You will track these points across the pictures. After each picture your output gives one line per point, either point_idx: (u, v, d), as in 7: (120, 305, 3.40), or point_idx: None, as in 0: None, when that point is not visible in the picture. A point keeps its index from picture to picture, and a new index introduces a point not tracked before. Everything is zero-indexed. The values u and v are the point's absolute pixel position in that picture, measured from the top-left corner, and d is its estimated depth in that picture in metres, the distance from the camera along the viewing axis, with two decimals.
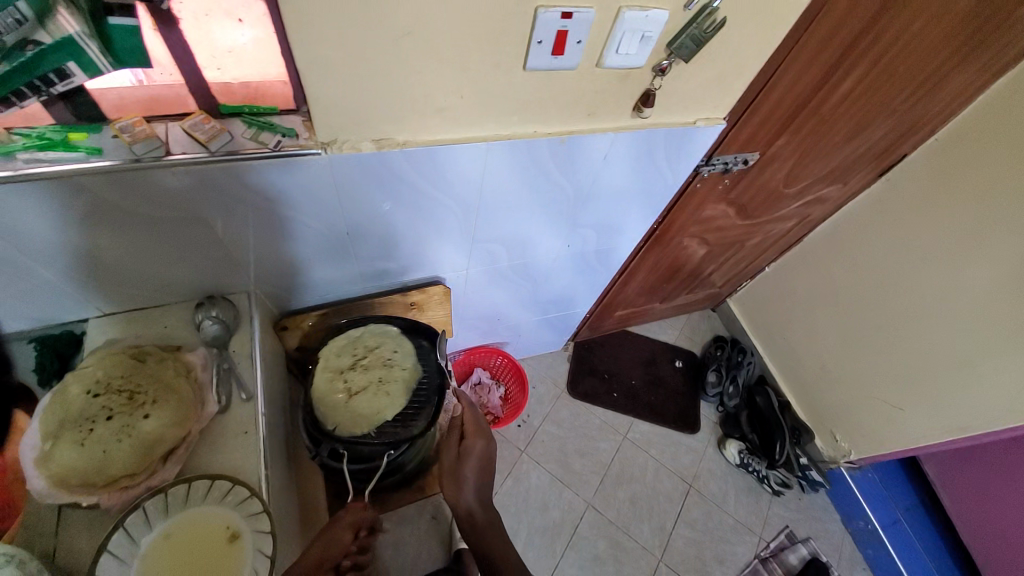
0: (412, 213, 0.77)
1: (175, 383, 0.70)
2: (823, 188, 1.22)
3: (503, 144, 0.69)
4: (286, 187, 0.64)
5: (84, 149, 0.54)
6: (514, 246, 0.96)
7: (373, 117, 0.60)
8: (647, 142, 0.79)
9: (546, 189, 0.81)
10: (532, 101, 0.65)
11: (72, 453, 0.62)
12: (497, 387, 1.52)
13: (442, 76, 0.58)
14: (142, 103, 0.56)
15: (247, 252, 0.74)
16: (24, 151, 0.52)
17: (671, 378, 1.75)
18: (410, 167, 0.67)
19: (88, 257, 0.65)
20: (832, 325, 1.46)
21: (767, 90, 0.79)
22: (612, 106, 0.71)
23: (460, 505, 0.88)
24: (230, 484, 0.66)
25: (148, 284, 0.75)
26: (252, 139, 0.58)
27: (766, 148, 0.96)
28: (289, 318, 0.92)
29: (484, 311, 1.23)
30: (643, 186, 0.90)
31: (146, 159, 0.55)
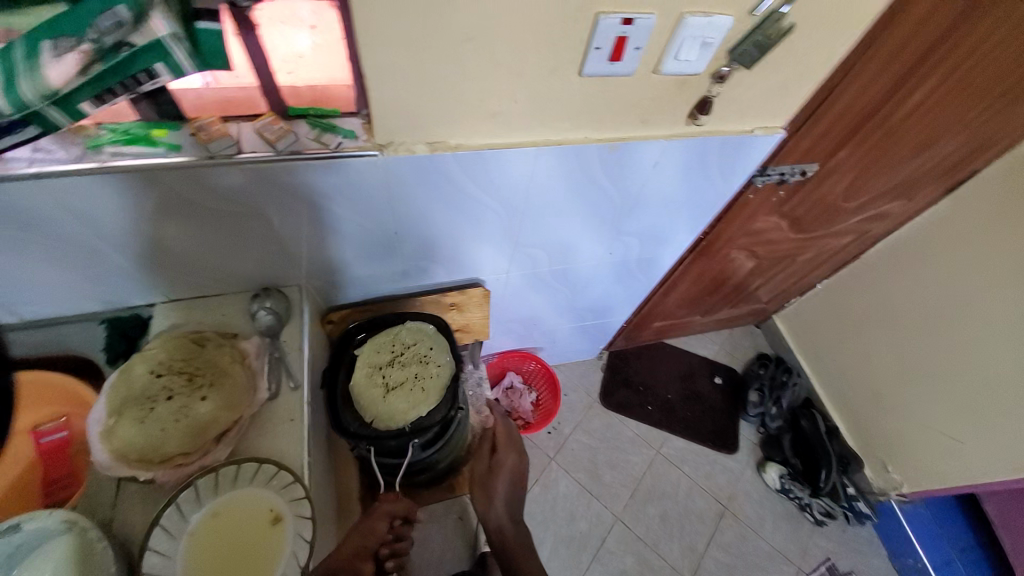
0: (458, 215, 0.78)
1: (230, 369, 0.74)
2: (886, 204, 1.15)
3: (554, 150, 0.69)
4: (343, 186, 0.67)
5: (164, 145, 0.58)
6: (556, 252, 0.95)
7: (428, 121, 0.62)
8: (699, 151, 0.77)
9: (593, 195, 0.81)
10: (586, 107, 0.65)
11: (134, 428, 0.66)
12: (529, 393, 1.50)
13: (498, 82, 0.58)
14: (219, 104, 0.60)
15: (301, 247, 0.78)
16: (111, 144, 0.57)
17: (709, 395, 1.69)
18: (460, 170, 0.68)
19: (159, 246, 0.70)
20: (889, 349, 1.37)
21: (833, 99, 0.76)
22: (667, 114, 0.70)
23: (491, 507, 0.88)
24: (276, 469, 0.69)
25: (210, 274, 0.79)
26: (315, 139, 0.61)
27: (826, 160, 0.91)
28: (335, 311, 0.95)
29: (522, 315, 1.23)
30: (693, 195, 0.88)
31: (219, 156, 0.59)
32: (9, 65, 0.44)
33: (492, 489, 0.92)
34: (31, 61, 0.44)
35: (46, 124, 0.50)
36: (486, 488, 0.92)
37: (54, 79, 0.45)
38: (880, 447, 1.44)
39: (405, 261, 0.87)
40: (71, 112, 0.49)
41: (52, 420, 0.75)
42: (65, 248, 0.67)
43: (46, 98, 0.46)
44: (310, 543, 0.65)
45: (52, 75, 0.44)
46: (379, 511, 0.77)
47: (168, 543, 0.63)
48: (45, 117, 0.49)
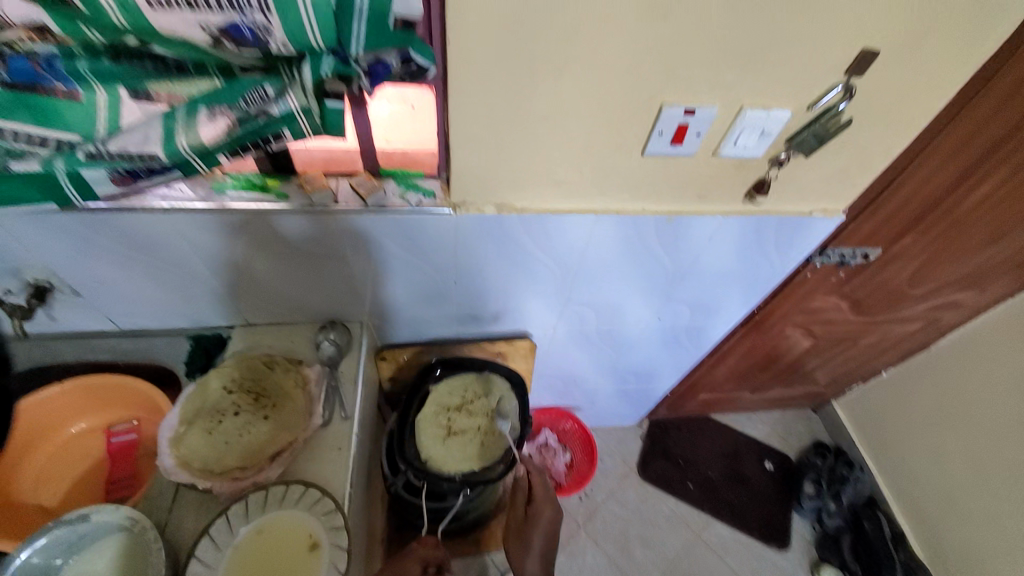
0: (515, 270, 0.83)
1: (291, 393, 0.81)
2: (957, 293, 1.09)
3: (612, 217, 0.73)
4: (416, 236, 0.74)
5: (275, 193, 0.68)
6: (605, 312, 0.97)
7: (499, 185, 0.68)
8: (755, 228, 0.79)
9: (645, 262, 0.83)
10: (644, 182, 0.70)
11: (202, 439, 0.73)
12: (563, 453, 1.46)
13: (565, 155, 0.65)
14: (323, 160, 0.70)
15: (369, 287, 0.85)
16: (232, 189, 0.68)
17: (758, 481, 1.57)
18: (522, 230, 0.74)
19: (249, 275, 0.80)
20: (967, 453, 1.24)
21: (896, 187, 0.76)
22: (723, 192, 0.73)
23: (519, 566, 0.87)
24: (320, 494, 0.72)
25: (287, 304, 0.88)
26: (399, 196, 0.69)
27: (890, 245, 0.90)
28: (388, 349, 1.01)
29: (564, 372, 1.24)
30: (747, 270, 0.89)
31: (318, 206, 0.68)
32: (171, 123, 0.54)
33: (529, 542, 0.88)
34: (189, 120, 0.54)
35: (188, 169, 0.59)
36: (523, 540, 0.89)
37: (205, 136, 0.55)
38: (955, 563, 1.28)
39: (460, 308, 0.92)
40: (210, 161, 0.58)
41: (124, 423, 0.91)
42: (172, 269, 0.77)
43: (195, 149, 0.56)
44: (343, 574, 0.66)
45: (204, 132, 0.55)
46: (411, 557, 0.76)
47: (212, 554, 0.66)
48: (189, 165, 0.58)
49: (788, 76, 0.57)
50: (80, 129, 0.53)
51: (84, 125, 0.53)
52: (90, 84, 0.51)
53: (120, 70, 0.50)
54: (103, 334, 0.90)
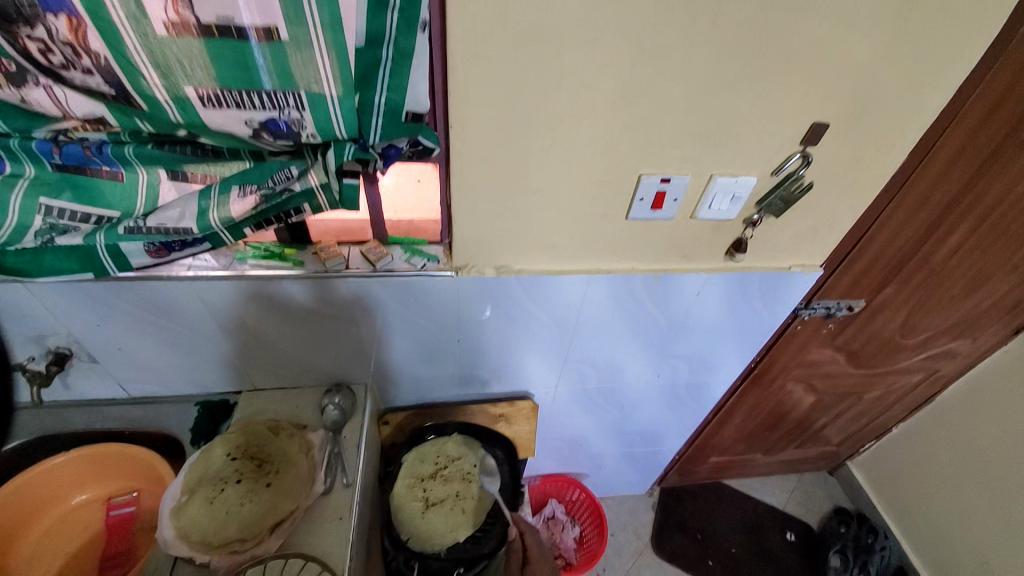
0: (515, 329, 0.86)
1: (296, 458, 0.81)
2: (948, 343, 1.12)
3: (604, 277, 0.78)
4: (420, 299, 0.78)
5: (292, 260, 0.73)
6: (604, 369, 0.99)
7: (498, 250, 0.74)
8: (741, 284, 0.84)
9: (640, 318, 0.87)
10: (632, 243, 0.76)
11: (202, 508, 0.72)
12: (572, 527, 1.41)
13: (557, 221, 0.71)
14: (336, 230, 0.76)
15: (374, 349, 0.88)
16: (253, 258, 0.73)
17: (782, 554, 1.49)
18: (521, 290, 0.79)
19: (260, 339, 0.83)
20: (991, 512, 1.19)
21: (866, 242, 0.82)
22: (707, 250, 0.79)
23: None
24: (319, 568, 0.72)
25: (294, 368, 0.90)
26: (405, 261, 0.75)
27: (872, 296, 0.94)
28: (391, 413, 1.02)
29: (568, 434, 1.22)
30: (739, 325, 0.92)
31: (331, 271, 0.73)
32: (206, 202, 0.60)
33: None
34: (222, 198, 0.60)
35: (217, 241, 0.66)
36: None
37: (234, 211, 0.61)
38: None
39: (462, 369, 0.95)
40: (235, 233, 0.65)
41: (125, 494, 0.89)
42: (189, 335, 0.81)
43: (225, 223, 0.62)
44: None
45: (234, 208, 0.61)
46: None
47: None
48: (218, 236, 0.65)
49: (748, 149, 0.65)
50: (121, 207, 0.60)
51: (125, 202, 0.60)
52: (134, 167, 0.58)
53: (162, 154, 0.59)
54: (115, 401, 0.92)
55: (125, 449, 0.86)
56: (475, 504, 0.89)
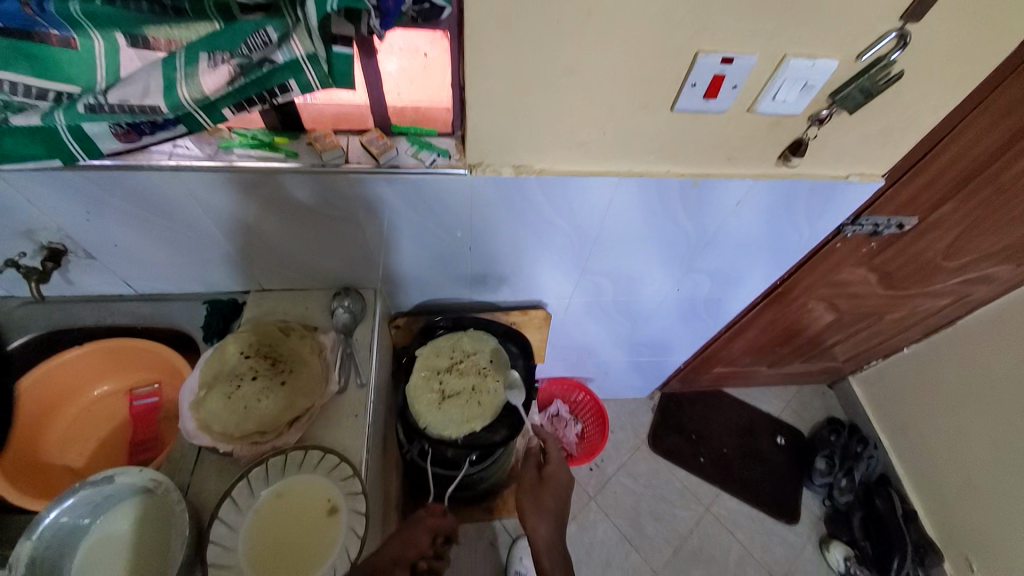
0: (532, 237, 0.80)
1: (308, 359, 0.80)
2: (992, 267, 1.04)
3: (635, 181, 0.70)
4: (430, 199, 0.71)
5: (284, 152, 0.65)
6: (622, 282, 0.95)
7: (518, 146, 0.65)
8: (787, 194, 0.75)
9: (668, 229, 0.80)
10: (672, 142, 0.66)
11: (221, 403, 0.73)
12: (575, 424, 1.47)
13: (590, 113, 0.61)
14: (333, 118, 0.67)
15: (382, 253, 0.83)
16: (239, 147, 0.65)
17: (770, 455, 1.57)
18: (541, 194, 0.71)
19: (260, 238, 0.78)
20: (988, 430, 1.21)
21: (940, 150, 0.71)
22: (756, 154, 0.69)
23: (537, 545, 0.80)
24: (338, 460, 0.72)
25: (299, 270, 0.86)
26: (413, 156, 0.66)
27: (928, 214, 0.85)
28: (401, 316, 1.00)
29: (578, 343, 1.22)
30: (777, 239, 0.85)
31: (330, 165, 0.65)
32: (171, 72, 0.51)
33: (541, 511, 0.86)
34: (190, 69, 0.51)
35: (193, 125, 0.58)
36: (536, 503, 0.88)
37: (206, 87, 0.52)
38: (966, 540, 1.26)
39: (474, 276, 0.91)
40: (213, 117, 0.57)
41: (147, 386, 0.92)
42: (185, 232, 0.76)
43: (198, 101, 0.53)
44: (362, 541, 0.67)
45: (206, 82, 0.52)
46: (421, 524, 0.74)
47: (235, 515, 0.67)
48: (192, 118, 0.56)
49: (836, 22, 0.52)
50: (81, 82, 0.51)
51: (84, 77, 0.51)
52: (88, 31, 0.49)
53: (115, 12, 0.48)
54: (122, 298, 0.90)
55: (142, 343, 0.88)
56: (490, 398, 0.88)
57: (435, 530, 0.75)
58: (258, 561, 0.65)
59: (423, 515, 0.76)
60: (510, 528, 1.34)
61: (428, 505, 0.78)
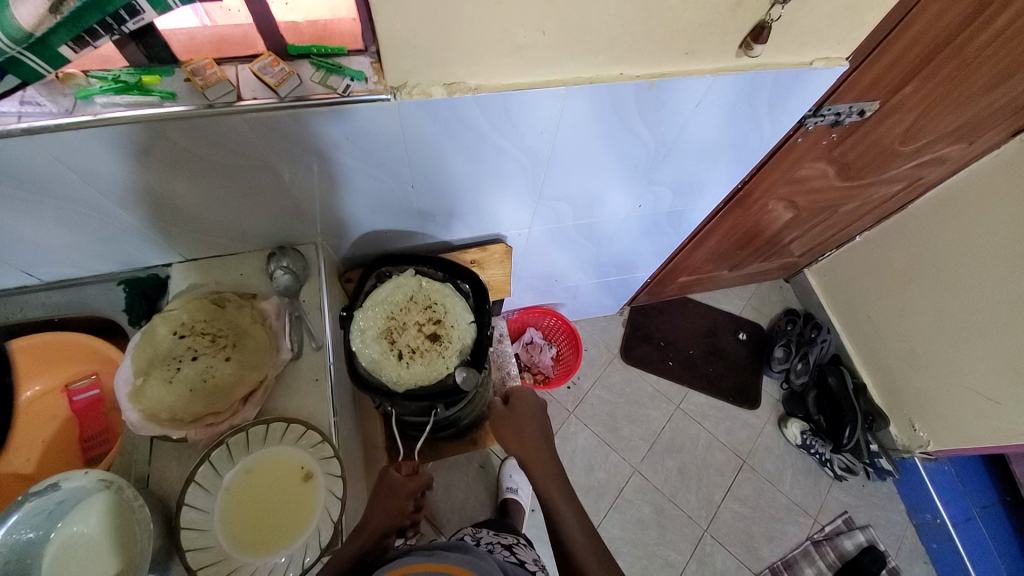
0: (477, 166, 0.73)
1: (251, 330, 0.72)
2: (943, 148, 1.04)
3: (584, 89, 0.62)
4: (351, 135, 0.61)
5: (158, 93, 0.53)
6: (582, 204, 0.89)
7: (444, 58, 0.55)
8: (750, 87, 0.69)
9: (627, 141, 0.74)
10: (623, 38, 0.57)
11: (162, 389, 0.66)
12: (549, 348, 1.51)
13: (525, 8, 0.51)
14: (212, 43, 0.54)
15: (314, 203, 0.74)
16: (100, 94, 0.52)
17: (733, 350, 1.66)
18: (483, 116, 0.62)
19: (167, 203, 0.67)
20: (930, 304, 1.29)
21: (905, 26, 0.66)
22: (715, 45, 0.62)
23: (528, 459, 0.80)
24: (304, 428, 0.69)
25: (226, 233, 0.77)
26: (321, 83, 0.55)
27: (888, 97, 0.81)
28: (352, 269, 0.93)
29: (542, 271, 1.19)
30: (735, 140, 0.80)
31: (219, 105, 0.53)
32: None
33: (532, 442, 0.82)
34: None
35: (28, 75, 0.46)
36: (521, 434, 0.82)
37: (24, 20, 0.40)
38: (906, 402, 1.41)
39: (423, 216, 0.83)
40: (49, 58, 0.44)
41: (83, 379, 0.83)
42: (72, 207, 0.64)
43: (20, 41, 0.42)
44: (342, 500, 0.65)
45: (20, 14, 0.40)
46: (402, 492, 0.71)
47: (204, 498, 0.64)
48: (22, 64, 0.44)
49: None
50: None
51: None
52: None
53: None
54: (26, 289, 0.79)
55: (82, 338, 0.80)
56: (443, 333, 0.80)
57: (415, 492, 0.73)
58: (238, 537, 0.63)
59: (398, 478, 0.72)
60: (498, 451, 1.41)
61: (398, 462, 0.75)
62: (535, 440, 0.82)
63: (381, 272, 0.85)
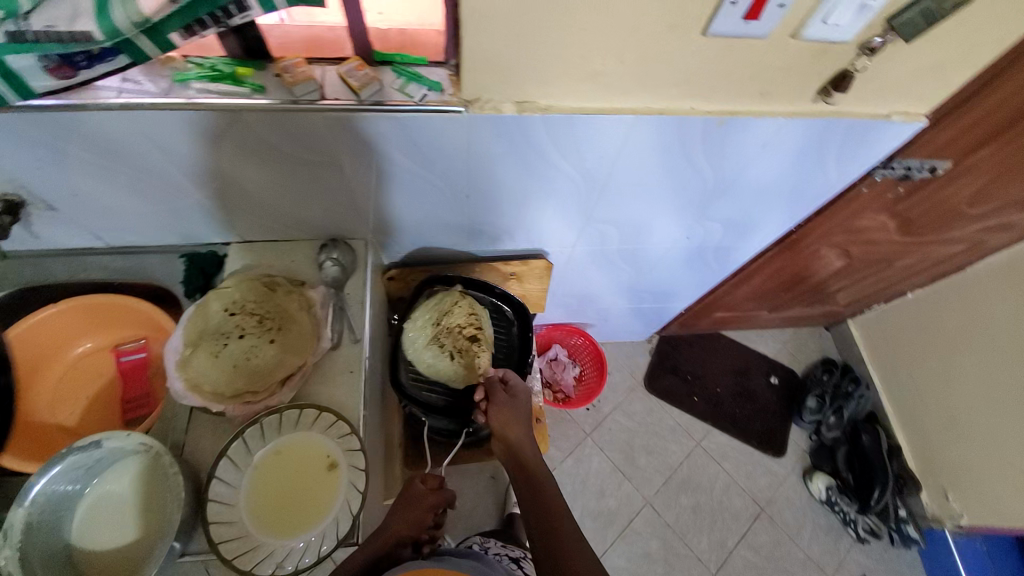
0: (533, 183, 0.73)
1: (297, 315, 0.75)
2: (1016, 214, 0.99)
3: (652, 119, 0.62)
4: (418, 141, 0.63)
5: (250, 85, 0.56)
6: (629, 230, 0.89)
7: (521, 77, 0.56)
8: (821, 133, 0.67)
9: (685, 174, 0.73)
10: (698, 74, 0.57)
11: (208, 362, 0.69)
12: (572, 367, 1.48)
13: (607, 38, 0.52)
14: (304, 42, 0.57)
15: (371, 201, 0.76)
16: (197, 80, 0.55)
17: (763, 393, 1.60)
18: (548, 136, 0.63)
19: (237, 186, 0.71)
20: (982, 373, 1.22)
21: (991, 90, 0.63)
22: (792, 89, 0.61)
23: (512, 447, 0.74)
24: (334, 418, 0.70)
25: (284, 220, 0.80)
26: (399, 90, 0.57)
27: (963, 158, 0.78)
28: (395, 268, 0.95)
29: (578, 290, 1.18)
30: (796, 184, 0.79)
31: (302, 101, 0.56)
32: None
33: (515, 423, 0.76)
34: None
35: (137, 56, 0.48)
36: (508, 416, 0.76)
37: (146, 6, 0.43)
38: (942, 473, 1.33)
39: (473, 225, 0.84)
40: (160, 43, 0.47)
41: (133, 342, 0.86)
42: (152, 179, 0.68)
43: (138, 25, 0.44)
44: (363, 494, 0.66)
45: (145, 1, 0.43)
46: (421, 504, 0.72)
47: (233, 474, 0.67)
48: (136, 46, 0.47)
49: None
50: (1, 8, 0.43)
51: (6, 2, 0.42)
52: None
53: None
54: (90, 251, 0.84)
55: (132, 301, 0.82)
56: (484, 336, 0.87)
57: (435, 507, 0.74)
58: (259, 517, 0.65)
59: (421, 490, 0.74)
60: None
61: (423, 474, 0.76)
62: (519, 423, 0.76)
63: (432, 290, 0.93)
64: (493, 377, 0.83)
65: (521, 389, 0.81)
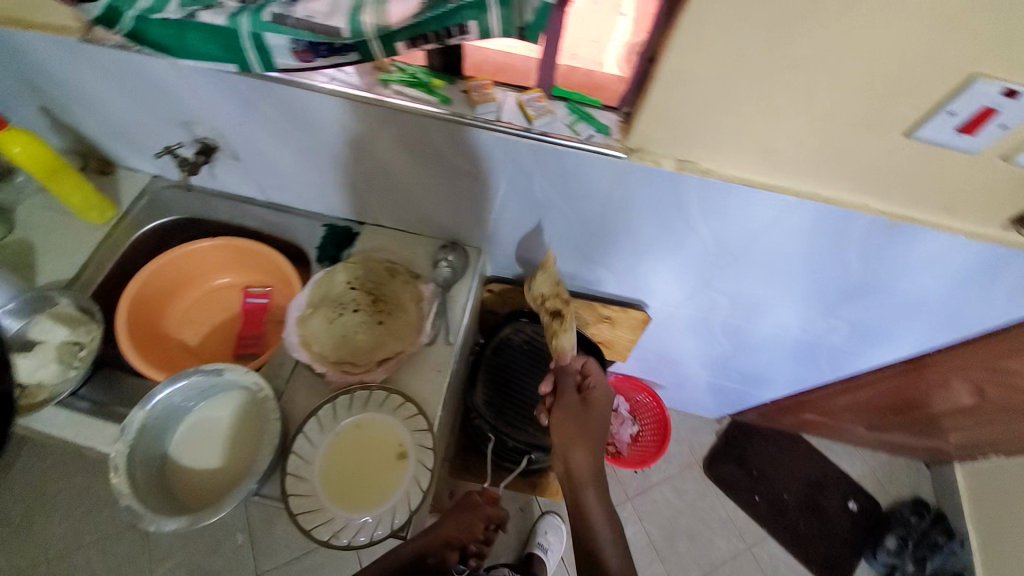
0: (662, 238, 0.73)
1: (405, 305, 0.81)
2: None
3: (814, 206, 0.59)
4: (569, 175, 0.65)
5: (439, 96, 0.62)
6: (743, 306, 0.85)
7: (692, 138, 0.56)
8: (1002, 261, 0.61)
9: (827, 266, 0.69)
10: (879, 172, 0.54)
11: (324, 324, 0.77)
12: (630, 424, 1.39)
13: (795, 119, 0.51)
14: (496, 66, 0.63)
15: (502, 217, 0.79)
16: (396, 82, 0.62)
17: (835, 517, 1.43)
18: (697, 198, 0.63)
19: (392, 177, 0.77)
20: None
21: None
22: (981, 209, 0.56)
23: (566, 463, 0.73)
24: (415, 411, 0.72)
25: (418, 215, 0.86)
26: (569, 125, 0.60)
27: None
28: (497, 282, 0.98)
29: (664, 350, 1.14)
30: (950, 306, 0.71)
31: (480, 118, 0.61)
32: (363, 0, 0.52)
33: (576, 436, 0.74)
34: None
35: (365, 56, 0.55)
36: (571, 425, 0.75)
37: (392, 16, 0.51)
38: None
39: (587, 262, 0.85)
40: (386, 49, 0.54)
41: (260, 287, 0.97)
42: (325, 155, 0.77)
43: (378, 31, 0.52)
44: (424, 491, 0.67)
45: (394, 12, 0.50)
46: (478, 513, 0.73)
47: (316, 433, 0.71)
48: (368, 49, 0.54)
49: None
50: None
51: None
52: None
53: None
54: (252, 202, 0.95)
55: (267, 249, 0.91)
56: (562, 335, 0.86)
57: (489, 518, 0.75)
58: (329, 483, 0.68)
59: (478, 500, 0.75)
60: (542, 502, 1.36)
61: (484, 488, 0.77)
62: (580, 438, 0.74)
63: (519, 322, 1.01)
64: (573, 368, 0.82)
65: (598, 395, 0.79)
